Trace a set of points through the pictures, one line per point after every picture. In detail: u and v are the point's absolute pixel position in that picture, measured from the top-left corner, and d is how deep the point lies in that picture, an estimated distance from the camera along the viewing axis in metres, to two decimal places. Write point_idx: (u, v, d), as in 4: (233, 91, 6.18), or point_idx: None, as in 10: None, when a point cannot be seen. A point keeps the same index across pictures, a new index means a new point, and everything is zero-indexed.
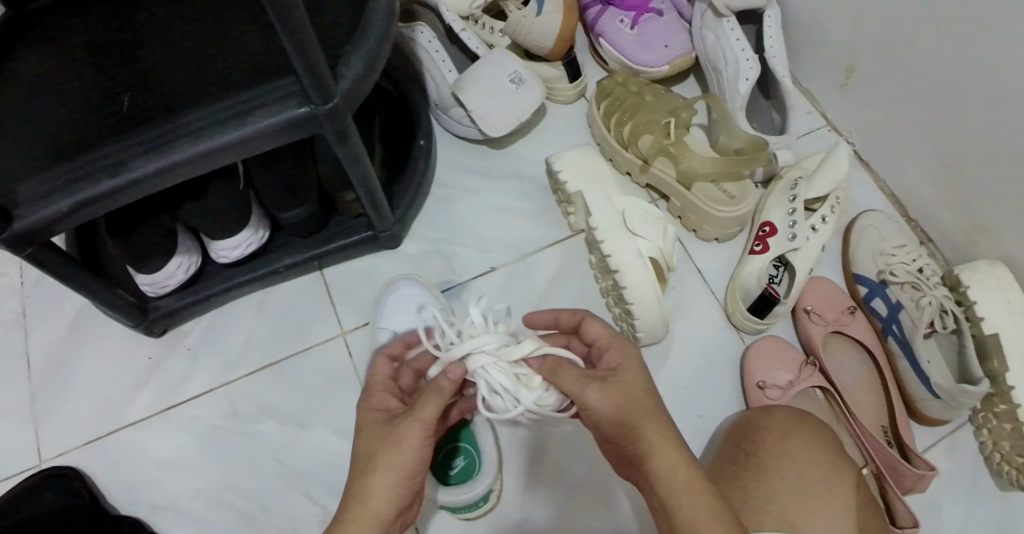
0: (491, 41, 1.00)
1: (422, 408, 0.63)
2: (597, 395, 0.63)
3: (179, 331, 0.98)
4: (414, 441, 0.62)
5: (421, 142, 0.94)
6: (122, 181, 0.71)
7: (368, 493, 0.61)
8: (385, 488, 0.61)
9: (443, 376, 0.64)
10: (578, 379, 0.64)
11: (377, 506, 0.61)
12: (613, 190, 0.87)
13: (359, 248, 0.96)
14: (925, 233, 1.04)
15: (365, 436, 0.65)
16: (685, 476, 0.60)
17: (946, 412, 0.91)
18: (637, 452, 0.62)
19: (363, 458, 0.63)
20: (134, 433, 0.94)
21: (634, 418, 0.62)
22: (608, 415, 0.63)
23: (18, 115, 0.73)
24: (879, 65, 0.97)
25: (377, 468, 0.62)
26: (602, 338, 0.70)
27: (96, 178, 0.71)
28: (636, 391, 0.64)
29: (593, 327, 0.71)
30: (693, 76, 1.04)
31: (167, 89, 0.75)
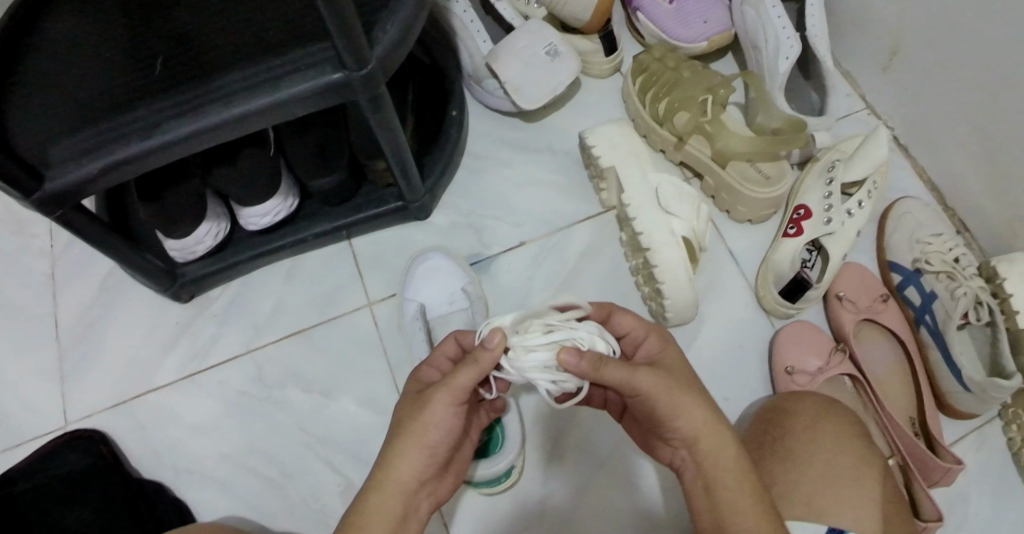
0: (527, 12, 0.98)
1: (455, 375, 0.61)
2: (645, 377, 0.60)
3: (206, 297, 0.98)
4: (441, 406, 0.61)
5: (454, 113, 0.93)
6: (156, 142, 0.70)
7: (393, 459, 0.60)
8: (412, 453, 0.60)
9: (480, 349, 0.61)
10: (623, 366, 0.61)
11: (402, 472, 0.60)
12: (648, 168, 0.86)
13: (389, 219, 0.96)
14: (963, 223, 1.02)
15: (401, 402, 0.64)
16: (729, 460, 0.59)
17: (977, 406, 0.90)
18: (682, 431, 0.61)
19: (396, 423, 0.62)
20: (161, 397, 0.95)
21: (684, 399, 0.60)
22: (655, 396, 0.61)
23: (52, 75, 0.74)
24: (923, 48, 0.95)
25: (405, 434, 0.61)
26: (636, 328, 0.68)
27: (130, 139, 0.70)
28: (683, 377, 0.62)
29: (623, 318, 0.68)
30: (732, 53, 1.02)
31: (201, 49, 0.74)
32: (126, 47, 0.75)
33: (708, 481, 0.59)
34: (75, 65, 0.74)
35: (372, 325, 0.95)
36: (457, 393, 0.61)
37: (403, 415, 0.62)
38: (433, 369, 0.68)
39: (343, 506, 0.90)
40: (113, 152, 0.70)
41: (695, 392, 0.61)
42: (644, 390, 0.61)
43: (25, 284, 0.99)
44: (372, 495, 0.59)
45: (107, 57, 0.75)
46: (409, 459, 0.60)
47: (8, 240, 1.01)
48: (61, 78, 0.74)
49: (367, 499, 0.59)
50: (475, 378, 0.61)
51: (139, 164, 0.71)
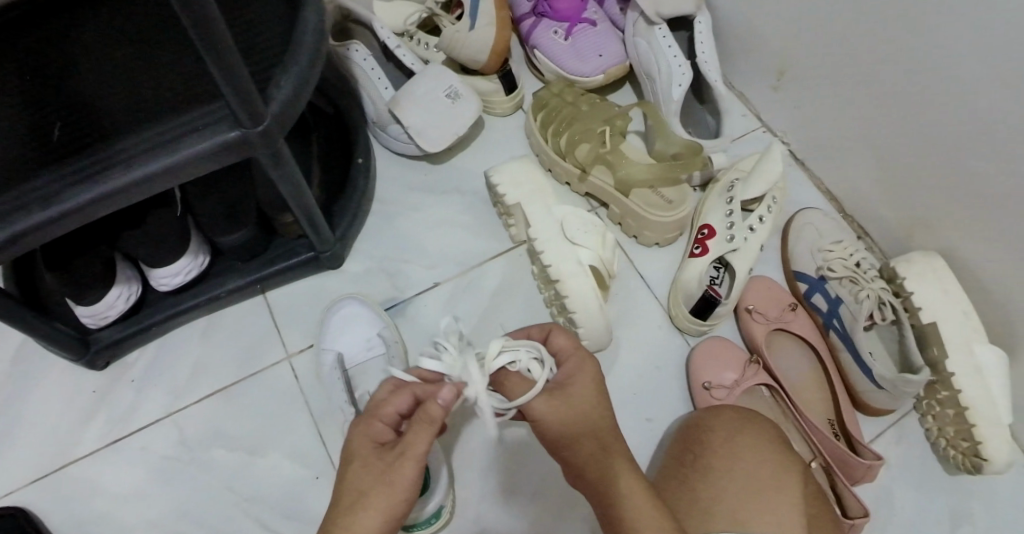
0: (427, 56, 1.01)
1: (414, 440, 0.59)
2: (543, 406, 0.62)
3: (123, 364, 0.96)
4: (405, 477, 0.59)
5: (360, 161, 0.94)
6: (58, 211, 0.69)
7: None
8: (372, 526, 0.58)
9: (431, 401, 0.60)
10: (520, 385, 0.63)
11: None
12: (551, 201, 0.88)
13: (302, 270, 0.96)
14: (862, 228, 1.07)
15: (354, 468, 0.60)
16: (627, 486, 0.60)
17: (890, 401, 0.93)
18: (580, 457, 0.62)
19: (351, 495, 0.59)
20: (82, 470, 0.92)
21: (581, 427, 0.61)
22: (557, 425, 0.62)
23: None
24: (806, 66, 1.00)
25: (367, 508, 0.58)
26: (564, 350, 0.65)
27: (29, 210, 0.69)
28: (585, 399, 0.63)
29: (558, 338, 0.65)
30: (629, 83, 1.06)
31: (101, 113, 0.72)
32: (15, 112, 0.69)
33: (605, 504, 0.60)
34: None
35: (293, 377, 0.95)
36: (419, 459, 0.59)
37: (359, 485, 0.59)
38: (382, 423, 0.63)
39: None
40: (10, 223, 0.69)
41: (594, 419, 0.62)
42: (540, 418, 0.62)
43: None
44: None
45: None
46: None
47: None
48: None
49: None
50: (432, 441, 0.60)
51: (40, 234, 0.70)
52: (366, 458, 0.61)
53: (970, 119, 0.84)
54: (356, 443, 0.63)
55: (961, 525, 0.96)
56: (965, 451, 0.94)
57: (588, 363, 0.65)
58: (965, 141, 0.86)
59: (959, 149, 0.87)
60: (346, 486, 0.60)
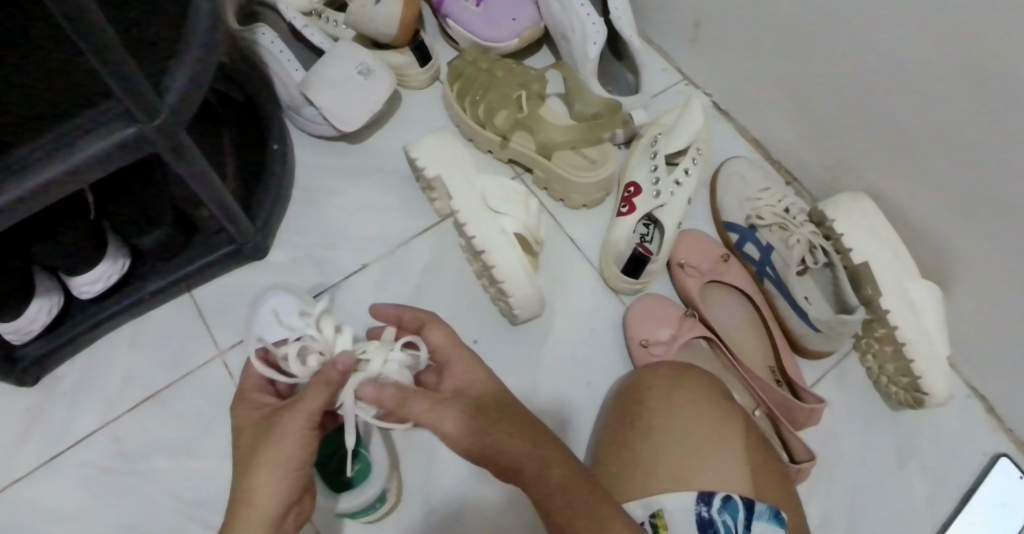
0: (336, 33, 0.98)
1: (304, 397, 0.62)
2: (451, 416, 0.62)
3: (53, 378, 0.93)
4: (295, 430, 0.61)
5: (274, 146, 0.91)
6: None
7: (252, 493, 0.59)
8: (270, 482, 0.59)
9: (329, 366, 0.64)
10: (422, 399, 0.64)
11: (264, 501, 0.59)
12: (472, 172, 0.86)
13: (226, 265, 0.93)
14: (790, 174, 1.07)
15: (249, 435, 0.64)
16: (558, 475, 0.59)
17: (827, 344, 0.94)
18: (508, 467, 0.60)
19: (246, 459, 0.61)
20: (19, 491, 0.89)
21: (494, 428, 0.62)
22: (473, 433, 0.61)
23: None
24: (719, 16, 0.99)
25: (261, 465, 0.60)
26: (442, 345, 0.70)
27: None
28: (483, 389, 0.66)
29: (433, 331, 0.70)
30: (546, 46, 1.04)
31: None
32: None
33: (549, 508, 0.59)
34: None
35: (227, 374, 0.93)
36: (312, 413, 0.62)
37: (254, 449, 0.61)
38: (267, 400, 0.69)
39: None
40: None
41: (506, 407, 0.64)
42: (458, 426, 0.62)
43: None
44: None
45: None
46: (268, 490, 0.59)
47: None
48: None
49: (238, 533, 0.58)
50: (324, 398, 0.62)
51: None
52: (260, 425, 0.64)
53: (874, 58, 0.85)
54: (252, 417, 0.66)
55: (904, 456, 0.99)
56: (905, 386, 0.96)
57: (468, 357, 0.68)
58: (872, 79, 0.87)
59: (868, 88, 0.88)
60: (245, 454, 0.62)
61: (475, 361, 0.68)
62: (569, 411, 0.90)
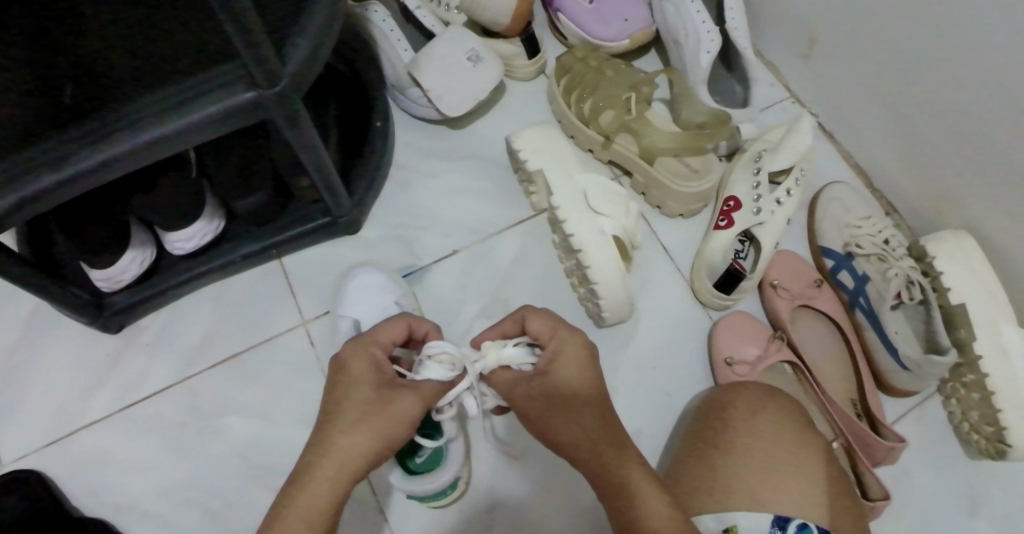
0: (446, 18, 0.97)
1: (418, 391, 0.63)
2: (526, 397, 0.65)
3: (137, 327, 0.95)
4: (408, 415, 0.62)
5: (378, 124, 0.92)
6: (66, 174, 0.68)
7: (342, 448, 0.59)
8: (362, 444, 0.60)
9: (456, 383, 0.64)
10: (512, 380, 0.67)
11: (341, 461, 0.59)
12: (574, 168, 0.86)
13: (318, 235, 0.94)
14: (891, 205, 1.04)
15: (355, 387, 0.62)
16: (618, 463, 0.60)
17: (915, 383, 0.91)
18: (575, 448, 0.62)
19: (349, 413, 0.61)
20: (95, 434, 0.92)
21: (569, 411, 0.63)
22: (545, 413, 0.63)
23: None
24: (837, 35, 0.96)
25: (360, 426, 0.60)
26: (542, 332, 0.67)
27: (38, 173, 0.68)
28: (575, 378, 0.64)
29: (534, 321, 0.67)
30: (654, 49, 1.03)
31: (114, 79, 0.71)
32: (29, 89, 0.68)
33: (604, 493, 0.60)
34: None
35: (307, 343, 0.94)
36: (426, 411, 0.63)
37: (361, 412, 0.61)
38: (379, 350, 0.66)
39: None
40: (23, 187, 0.68)
41: (587, 393, 0.64)
42: (537, 405, 0.64)
43: None
44: (320, 487, 0.58)
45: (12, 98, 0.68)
46: (348, 453, 0.59)
47: None
48: None
49: (307, 483, 0.58)
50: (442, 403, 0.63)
51: (51, 198, 0.69)
52: (372, 388, 0.62)
53: (1003, 95, 0.81)
54: (365, 367, 0.64)
55: (984, 510, 0.94)
56: (989, 436, 0.91)
57: (574, 341, 0.66)
58: (995, 117, 0.83)
59: (992, 125, 0.84)
60: (344, 406, 0.61)
61: (574, 344, 0.66)
62: (643, 420, 0.88)
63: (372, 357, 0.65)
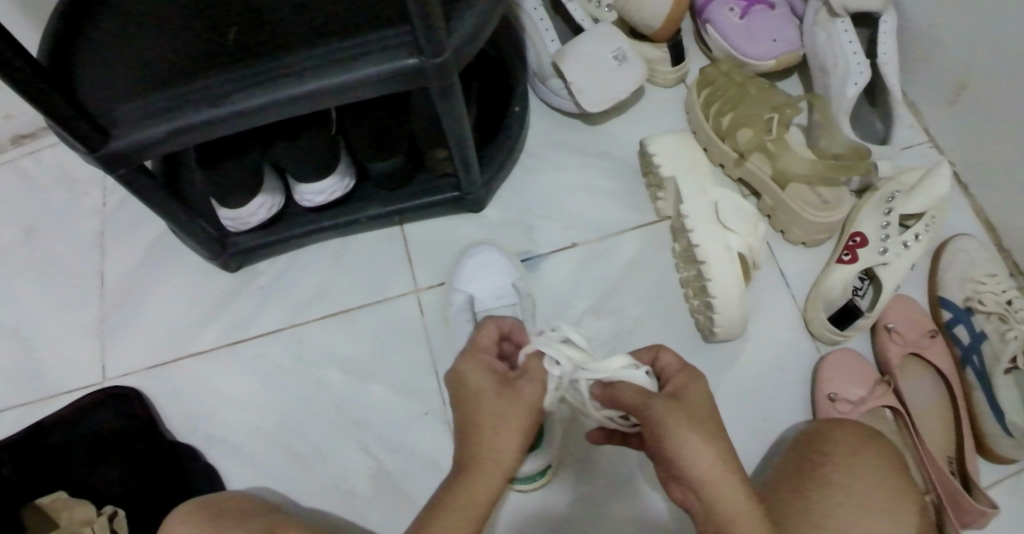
0: (597, 15, 0.99)
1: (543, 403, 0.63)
2: (658, 412, 0.59)
3: (254, 270, 0.99)
4: (538, 400, 0.63)
5: (516, 109, 0.94)
6: (223, 112, 0.71)
7: (491, 453, 0.60)
8: (510, 444, 0.60)
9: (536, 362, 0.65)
10: (639, 395, 0.61)
11: (495, 465, 0.60)
12: (707, 181, 0.87)
13: (442, 208, 0.96)
14: (1017, 266, 1.00)
15: (483, 394, 0.63)
16: (744, 508, 0.57)
17: (1018, 452, 0.88)
18: (695, 481, 0.58)
19: (485, 423, 0.61)
20: (200, 363, 0.96)
21: (697, 436, 0.58)
22: (671, 429, 0.58)
23: (144, 55, 0.75)
24: (990, 86, 0.93)
25: (502, 426, 0.61)
26: (671, 367, 0.65)
27: (197, 107, 0.71)
28: (702, 408, 0.60)
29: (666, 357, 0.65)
30: (797, 74, 1.03)
31: (276, 29, 0.75)
32: (200, 35, 0.75)
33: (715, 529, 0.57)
34: (152, 43, 0.75)
35: (415, 311, 0.96)
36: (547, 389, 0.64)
37: (499, 418, 0.61)
38: (488, 356, 0.66)
39: (372, 490, 0.90)
40: (176, 118, 0.71)
41: (714, 425, 0.59)
42: (656, 426, 0.59)
43: (76, 240, 1.02)
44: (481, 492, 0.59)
45: (184, 39, 0.75)
46: (485, 497, 0.59)
47: (63, 197, 1.04)
48: (143, 38, 0.76)
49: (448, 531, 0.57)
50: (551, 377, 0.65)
51: (203, 131, 0.72)
52: (497, 389, 0.63)
53: None
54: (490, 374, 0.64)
55: None
56: None
57: (698, 380, 0.63)
58: None
59: None
60: (477, 412, 0.62)
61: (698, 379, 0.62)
62: (735, 440, 0.89)
63: (484, 364, 0.65)
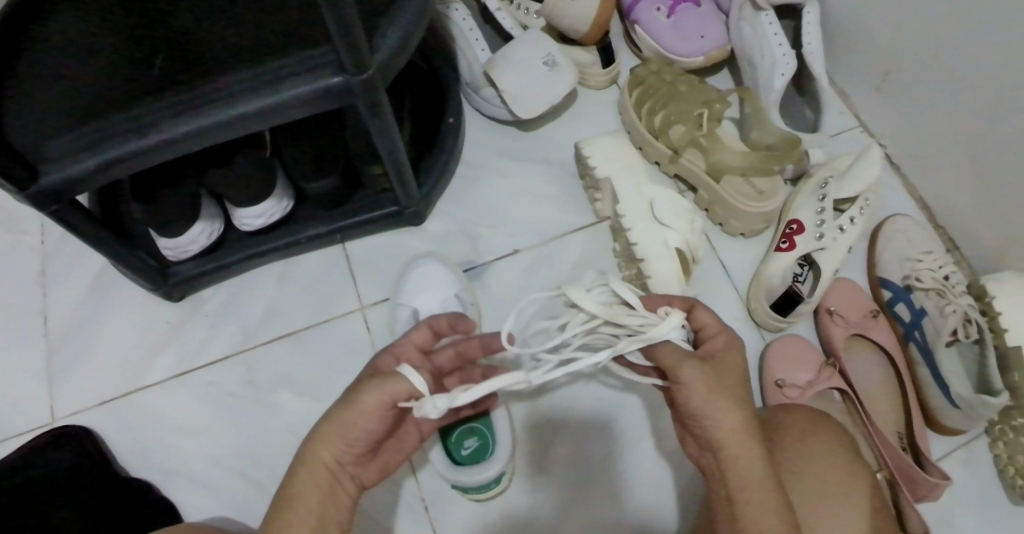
0: (526, 22, 1.01)
1: (364, 394, 0.59)
2: (690, 373, 0.61)
3: (199, 298, 0.98)
4: (370, 404, 0.59)
5: (450, 120, 0.93)
6: (151, 141, 0.71)
7: (315, 449, 0.60)
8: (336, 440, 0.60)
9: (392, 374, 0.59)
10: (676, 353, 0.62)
11: (316, 463, 0.60)
12: (642, 179, 0.88)
13: (384, 224, 0.96)
14: (953, 242, 1.02)
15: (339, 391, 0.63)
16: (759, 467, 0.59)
17: (965, 423, 0.89)
18: (715, 441, 0.60)
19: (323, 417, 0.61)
20: (149, 396, 0.94)
21: (724, 401, 0.60)
22: (702, 391, 0.60)
23: (60, 87, 0.73)
24: (913, 68, 0.96)
25: (330, 424, 0.60)
26: (709, 327, 0.65)
27: (126, 138, 0.71)
28: (736, 372, 0.62)
29: (703, 315, 0.65)
30: (727, 68, 1.04)
31: (198, 55, 0.74)
32: (120, 67, 0.74)
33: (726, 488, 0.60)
34: (66, 75, 0.73)
35: (364, 328, 0.96)
36: (390, 393, 0.59)
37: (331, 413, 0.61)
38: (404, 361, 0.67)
39: None
40: (105, 151, 0.71)
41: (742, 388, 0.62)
42: (686, 385, 0.61)
43: (15, 280, 1.00)
44: (299, 488, 0.59)
45: (104, 70, 0.74)
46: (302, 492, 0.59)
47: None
48: (54, 70, 0.73)
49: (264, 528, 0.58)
50: (398, 380, 0.59)
51: (130, 163, 0.71)
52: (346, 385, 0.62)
53: None
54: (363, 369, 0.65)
55: None
56: None
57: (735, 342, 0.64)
58: None
59: None
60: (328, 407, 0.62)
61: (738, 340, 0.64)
62: None
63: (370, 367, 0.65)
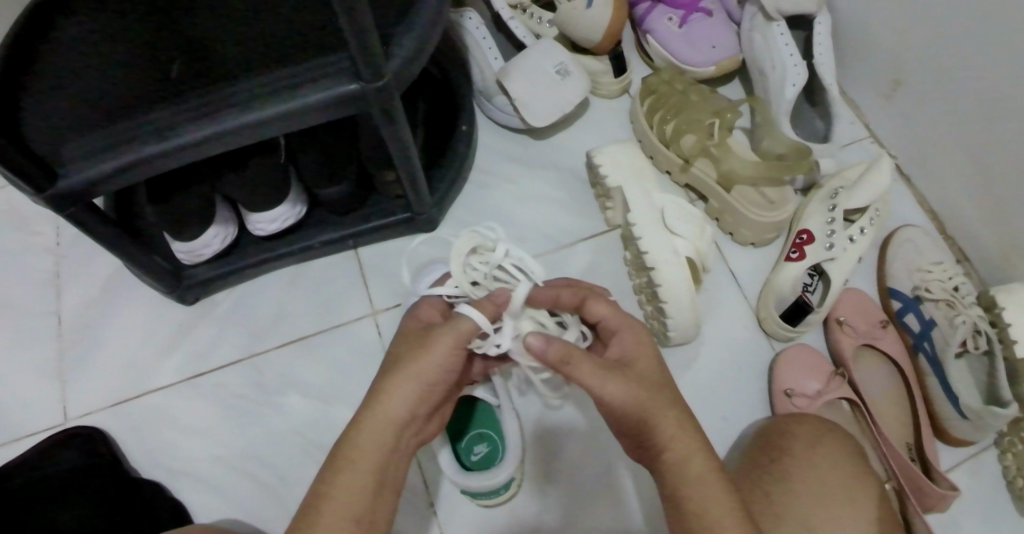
0: (539, 31, 1.01)
1: (434, 341, 0.64)
2: (616, 387, 0.62)
3: (211, 301, 0.99)
4: (439, 350, 0.64)
5: (464, 127, 0.95)
6: (168, 146, 0.72)
7: (383, 397, 0.63)
8: (404, 389, 0.63)
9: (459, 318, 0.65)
10: (593, 371, 0.62)
11: (384, 411, 0.63)
12: (653, 188, 0.89)
13: (395, 230, 0.97)
14: (962, 252, 1.02)
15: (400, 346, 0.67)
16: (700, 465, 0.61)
17: (973, 434, 0.89)
18: (655, 443, 0.62)
19: (386, 370, 0.65)
20: (160, 398, 0.95)
21: (656, 402, 0.62)
22: (631, 400, 0.62)
23: (79, 89, 0.73)
24: (924, 79, 0.96)
25: (396, 373, 0.64)
26: (609, 318, 0.70)
27: (142, 142, 0.72)
28: (653, 371, 0.65)
29: (597, 306, 0.70)
30: (738, 78, 1.05)
31: (216, 62, 0.75)
32: (138, 70, 0.74)
33: (671, 491, 0.62)
34: (85, 76, 0.73)
35: (374, 332, 0.97)
36: (458, 340, 0.64)
37: (394, 366, 0.64)
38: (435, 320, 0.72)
39: None
40: (122, 154, 0.72)
41: (667, 387, 0.64)
42: (613, 400, 0.62)
43: (29, 281, 1.01)
44: (367, 438, 0.62)
45: (123, 73, 0.74)
46: (369, 441, 0.62)
47: (14, 237, 1.03)
48: (71, 71, 0.73)
49: (336, 479, 0.61)
50: (467, 326, 0.65)
51: (147, 166, 0.72)
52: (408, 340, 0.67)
53: None
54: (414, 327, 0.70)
55: None
56: None
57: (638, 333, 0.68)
58: None
59: None
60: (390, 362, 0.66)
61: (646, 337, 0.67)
62: None
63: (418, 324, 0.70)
